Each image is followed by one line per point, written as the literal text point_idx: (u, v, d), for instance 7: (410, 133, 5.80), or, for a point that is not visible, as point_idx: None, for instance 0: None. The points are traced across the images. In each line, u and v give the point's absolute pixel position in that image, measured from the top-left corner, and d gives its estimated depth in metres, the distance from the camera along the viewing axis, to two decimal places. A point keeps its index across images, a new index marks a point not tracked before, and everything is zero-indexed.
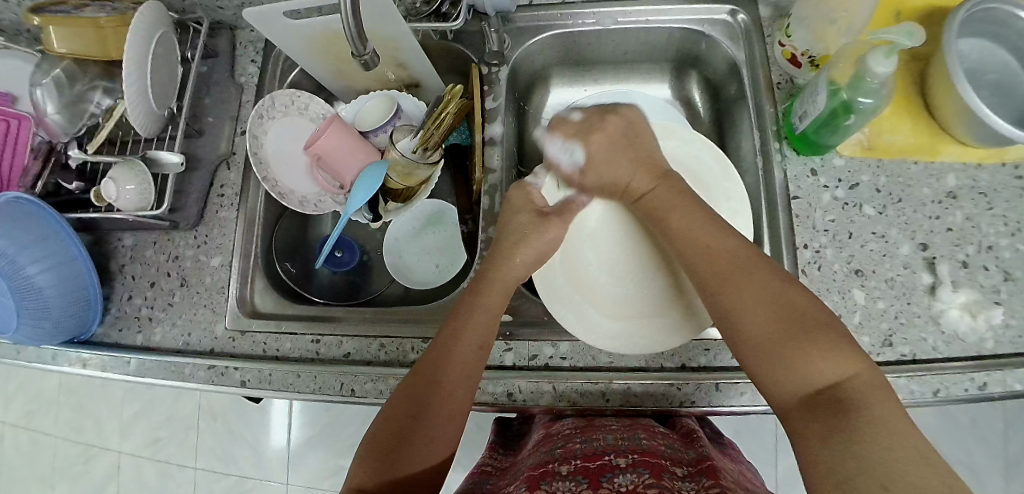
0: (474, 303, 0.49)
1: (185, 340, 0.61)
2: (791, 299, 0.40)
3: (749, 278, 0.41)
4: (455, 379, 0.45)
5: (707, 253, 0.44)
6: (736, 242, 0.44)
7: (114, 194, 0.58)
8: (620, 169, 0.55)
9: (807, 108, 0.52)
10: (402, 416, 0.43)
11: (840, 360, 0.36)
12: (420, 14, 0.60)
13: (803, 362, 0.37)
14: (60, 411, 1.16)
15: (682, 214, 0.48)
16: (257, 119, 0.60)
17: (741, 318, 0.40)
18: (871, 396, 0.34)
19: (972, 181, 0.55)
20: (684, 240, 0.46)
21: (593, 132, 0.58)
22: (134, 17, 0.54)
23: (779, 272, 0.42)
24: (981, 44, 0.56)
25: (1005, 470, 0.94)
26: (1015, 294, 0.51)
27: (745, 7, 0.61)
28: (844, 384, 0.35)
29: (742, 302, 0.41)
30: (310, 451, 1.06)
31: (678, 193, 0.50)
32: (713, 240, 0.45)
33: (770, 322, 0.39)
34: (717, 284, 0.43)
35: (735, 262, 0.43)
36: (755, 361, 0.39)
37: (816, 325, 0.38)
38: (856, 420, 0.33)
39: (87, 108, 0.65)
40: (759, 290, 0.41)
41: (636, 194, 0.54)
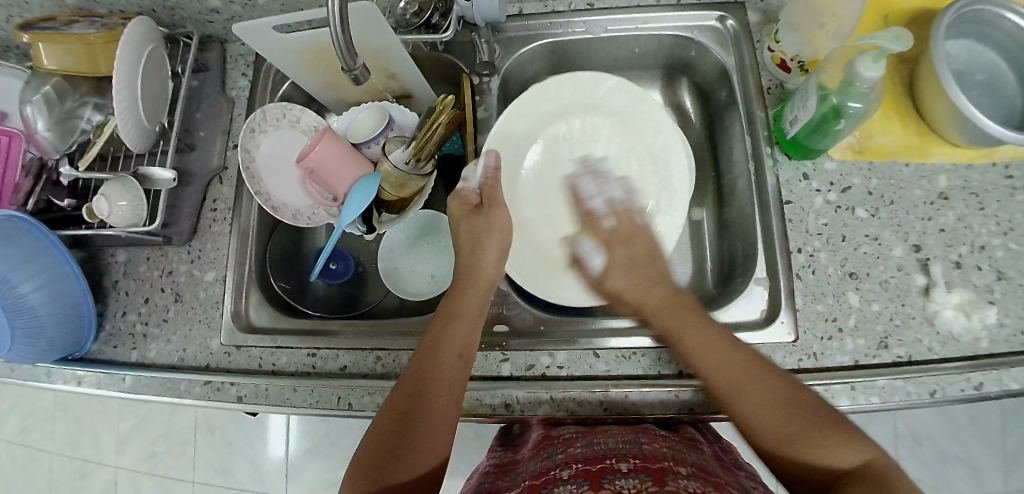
0: (456, 308, 0.51)
1: (180, 356, 0.61)
2: (799, 397, 0.42)
3: (759, 381, 0.43)
4: (445, 376, 0.46)
5: (719, 361, 0.45)
6: (741, 348, 0.46)
7: (105, 210, 0.57)
8: (635, 290, 0.52)
9: (798, 113, 0.52)
10: (390, 426, 0.44)
11: (858, 445, 0.39)
12: (410, 26, 0.60)
13: (826, 449, 0.39)
14: (56, 427, 1.15)
15: (697, 332, 0.47)
16: (248, 133, 0.60)
17: (761, 415, 0.42)
18: (894, 472, 0.37)
19: (963, 181, 0.56)
20: (702, 363, 0.46)
21: (616, 248, 0.54)
22: (124, 33, 0.54)
23: (779, 373, 0.44)
24: (970, 45, 0.57)
25: (1005, 467, 0.94)
26: (1008, 294, 0.51)
27: (733, 12, 0.61)
28: (870, 463, 0.38)
29: (759, 404, 0.42)
30: (309, 463, 1.05)
31: (690, 309, 0.49)
32: (720, 346, 0.46)
33: (789, 425, 0.41)
34: (731, 392, 0.44)
35: (745, 365, 0.44)
36: (784, 452, 0.41)
37: (825, 417, 0.41)
38: (894, 492, 0.35)
39: (79, 124, 0.65)
40: (773, 391, 0.43)
41: (650, 310, 0.51)
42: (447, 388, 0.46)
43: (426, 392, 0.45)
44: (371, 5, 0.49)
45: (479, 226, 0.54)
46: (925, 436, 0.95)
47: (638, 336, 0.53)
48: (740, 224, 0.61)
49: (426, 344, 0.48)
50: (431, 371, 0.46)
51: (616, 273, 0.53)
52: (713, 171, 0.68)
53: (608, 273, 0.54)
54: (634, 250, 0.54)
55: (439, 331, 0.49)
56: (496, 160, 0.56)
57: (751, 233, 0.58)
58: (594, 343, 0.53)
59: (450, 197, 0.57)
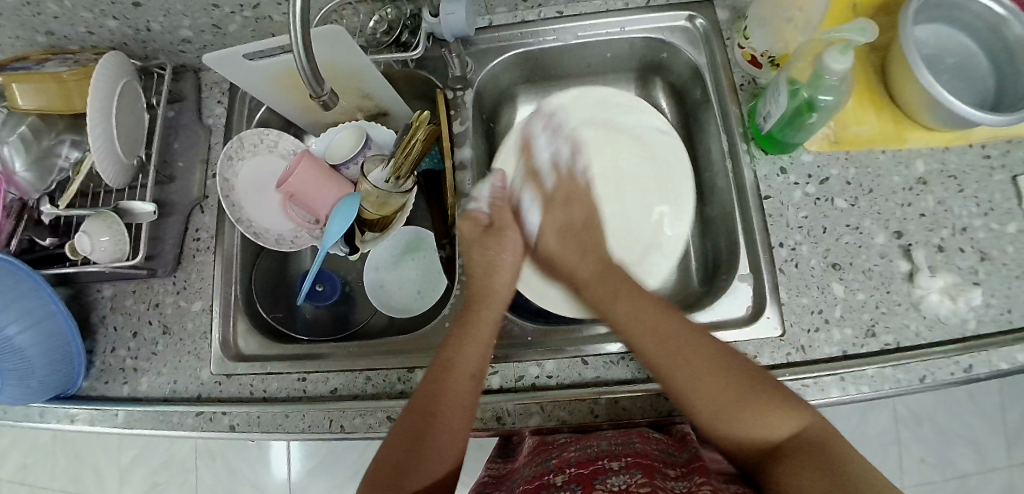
0: (467, 325, 0.50)
1: (172, 388, 0.60)
2: (742, 371, 0.43)
3: (698, 349, 0.44)
4: (459, 389, 0.46)
5: (659, 337, 0.45)
6: (675, 319, 0.46)
7: (88, 247, 0.57)
8: (569, 252, 0.54)
9: (770, 108, 0.52)
10: (404, 442, 0.44)
11: (796, 413, 0.40)
12: (380, 44, 0.61)
13: (760, 416, 0.40)
14: (56, 463, 1.15)
15: (627, 301, 0.48)
16: (227, 161, 0.61)
17: (701, 386, 0.42)
18: (824, 438, 0.39)
19: (941, 164, 0.56)
20: (636, 326, 0.46)
21: (554, 207, 0.55)
22: (95, 69, 0.54)
23: (721, 345, 0.45)
24: (937, 30, 0.57)
25: (1006, 441, 0.94)
26: (992, 274, 0.52)
27: (701, 11, 0.62)
28: (803, 432, 0.39)
29: (707, 375, 0.42)
30: (312, 484, 1.05)
31: (623, 281, 0.51)
32: (650, 314, 0.47)
33: (727, 390, 0.42)
34: (671, 363, 0.43)
35: (685, 337, 0.45)
36: (720, 420, 0.41)
37: (768, 387, 0.42)
38: (823, 457, 0.37)
39: (56, 162, 0.65)
40: (711, 367, 0.43)
41: (581, 279, 0.53)
42: (460, 407, 0.45)
43: (439, 411, 0.45)
44: (339, 29, 0.49)
45: (492, 248, 0.53)
46: (925, 417, 0.95)
47: None
48: (723, 221, 0.61)
49: (438, 362, 0.48)
50: (442, 392, 0.46)
51: (551, 233, 0.55)
52: (694, 170, 0.68)
53: (568, 204, 0.56)
54: (575, 219, 0.56)
55: (451, 349, 0.49)
56: (502, 181, 0.57)
57: (733, 230, 0.58)
58: (583, 350, 0.53)
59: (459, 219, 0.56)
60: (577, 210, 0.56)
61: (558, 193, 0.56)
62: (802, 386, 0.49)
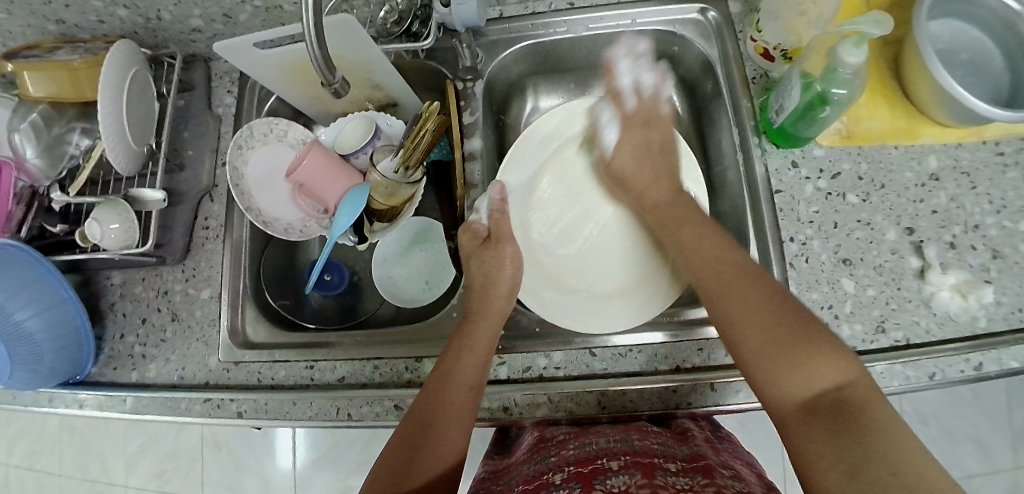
0: (466, 335, 0.50)
1: (180, 375, 0.61)
2: (794, 317, 0.42)
3: (744, 289, 0.45)
4: (456, 397, 0.46)
5: (715, 265, 0.47)
6: (737, 254, 0.48)
7: (98, 234, 0.57)
8: (639, 169, 0.58)
9: (783, 102, 0.52)
10: (397, 459, 0.45)
11: (843, 365, 0.39)
12: (391, 35, 0.61)
13: (804, 368, 0.40)
14: (64, 450, 1.16)
15: (689, 228, 0.51)
16: (236, 150, 0.61)
17: (746, 326, 0.43)
18: (868, 397, 0.37)
19: (953, 160, 0.55)
20: (689, 254, 0.50)
21: (628, 130, 0.59)
22: (106, 58, 0.54)
23: (779, 291, 0.44)
24: (954, 24, 0.56)
25: (1013, 441, 0.94)
26: (1004, 272, 0.51)
27: (714, 4, 0.61)
28: (847, 386, 0.38)
29: (750, 311, 0.44)
30: (317, 475, 1.06)
31: (689, 207, 0.54)
32: (708, 254, 0.48)
33: (771, 335, 0.42)
34: (722, 293, 0.46)
35: (736, 276, 0.46)
36: (758, 366, 0.42)
37: (819, 336, 0.41)
38: (855, 418, 0.36)
39: (67, 149, 0.65)
40: (756, 301, 0.44)
41: (651, 203, 0.56)
42: (453, 420, 0.46)
43: (433, 426, 0.46)
44: (351, 19, 0.49)
45: (490, 260, 0.55)
46: (931, 416, 0.95)
47: (635, 332, 0.53)
48: (732, 215, 0.61)
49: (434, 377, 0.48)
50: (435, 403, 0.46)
51: (625, 151, 0.59)
52: (703, 165, 0.67)
53: (618, 149, 0.59)
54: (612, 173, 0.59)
55: (450, 357, 0.49)
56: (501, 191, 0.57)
57: (743, 224, 0.58)
58: (590, 342, 0.53)
59: (460, 231, 0.58)
60: (661, 162, 0.57)
61: (618, 122, 0.59)
62: None
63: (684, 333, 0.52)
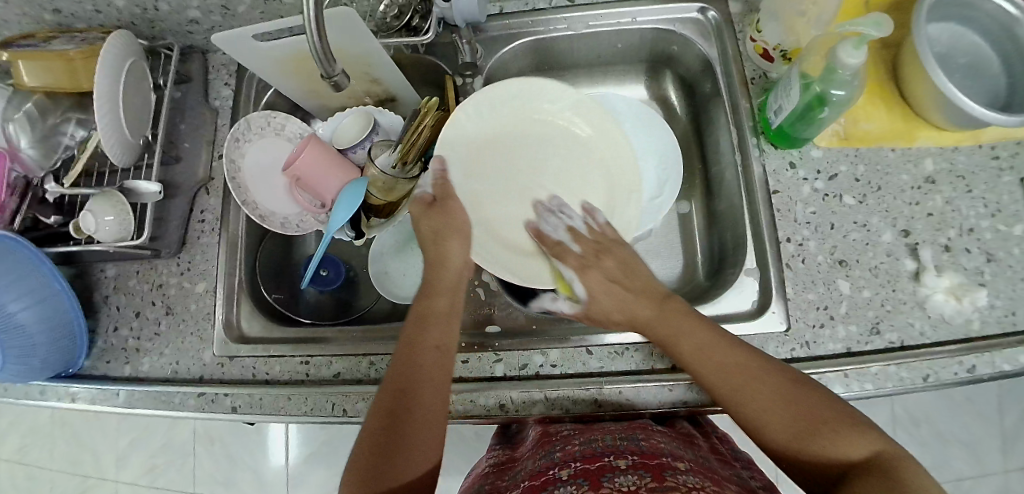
0: (427, 301, 0.49)
1: (174, 369, 0.60)
2: (811, 406, 0.39)
3: (758, 377, 0.42)
4: (428, 361, 0.45)
5: (716, 363, 0.43)
6: (738, 351, 0.43)
7: (91, 226, 0.56)
8: (629, 311, 0.49)
9: (781, 102, 0.52)
10: (376, 437, 0.42)
11: (864, 434, 0.37)
12: (391, 29, 0.60)
13: (834, 447, 0.37)
14: (55, 445, 1.15)
15: (690, 329, 0.46)
16: (233, 143, 0.60)
17: (769, 416, 0.40)
18: (897, 459, 0.35)
19: (949, 164, 0.56)
20: (698, 363, 0.44)
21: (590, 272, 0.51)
22: (102, 48, 0.53)
23: (789, 379, 0.41)
24: (952, 28, 0.57)
25: (1003, 443, 0.94)
26: (998, 275, 0.52)
27: (715, 4, 0.61)
28: (875, 453, 0.36)
29: (772, 402, 0.40)
30: (310, 470, 1.05)
31: (685, 313, 0.47)
32: (715, 348, 0.44)
33: (794, 425, 0.39)
34: (734, 397, 0.41)
35: (744, 368, 0.42)
36: (787, 449, 0.39)
37: (833, 408, 0.39)
38: (885, 475, 0.34)
39: (61, 140, 0.64)
40: (773, 390, 0.41)
41: (642, 322, 0.48)
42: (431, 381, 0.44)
43: (412, 392, 0.43)
44: (351, 12, 0.49)
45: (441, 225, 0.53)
46: (923, 418, 0.96)
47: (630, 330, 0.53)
48: (729, 215, 0.61)
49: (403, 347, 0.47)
50: (412, 368, 0.45)
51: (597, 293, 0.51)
52: (701, 165, 0.67)
53: (594, 297, 0.51)
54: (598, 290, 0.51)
55: (419, 325, 0.48)
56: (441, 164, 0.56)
57: (740, 225, 0.58)
58: (587, 340, 0.53)
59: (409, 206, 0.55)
60: (635, 287, 0.50)
61: (576, 273, 0.52)
62: None
63: None
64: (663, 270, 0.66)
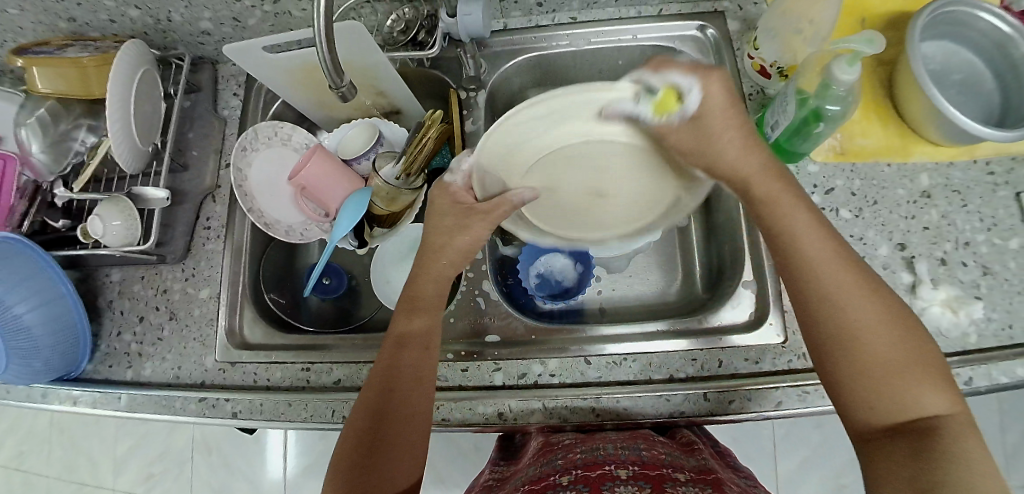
0: (414, 299, 0.49)
1: (176, 374, 0.61)
2: (908, 342, 0.36)
3: (865, 299, 0.38)
4: (412, 361, 0.46)
5: (827, 257, 0.39)
6: (852, 258, 0.40)
7: (100, 230, 0.58)
8: (734, 158, 0.45)
9: (778, 118, 0.53)
10: (358, 440, 0.42)
11: (945, 395, 0.35)
12: (397, 43, 0.62)
13: (909, 389, 0.35)
14: (53, 452, 1.15)
15: (795, 216, 0.41)
16: (241, 152, 0.62)
17: (855, 343, 0.37)
18: (967, 430, 0.33)
19: (945, 179, 0.56)
20: (797, 246, 0.41)
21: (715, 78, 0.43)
22: (115, 57, 0.55)
23: (898, 311, 0.38)
24: (946, 46, 0.58)
25: (1004, 460, 0.94)
26: (994, 288, 0.52)
27: (713, 22, 0.63)
28: (943, 417, 0.34)
29: (874, 328, 0.36)
30: (308, 480, 1.05)
31: (796, 195, 0.43)
32: (830, 253, 0.39)
33: (889, 350, 0.36)
34: (836, 297, 0.38)
35: (858, 282, 0.38)
36: (848, 385, 0.37)
37: (925, 359, 0.36)
38: (938, 440, 0.33)
39: (71, 146, 0.65)
40: (871, 315, 0.37)
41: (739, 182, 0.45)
42: (416, 387, 0.45)
43: (396, 393, 0.44)
44: (359, 26, 0.50)
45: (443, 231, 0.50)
46: None
47: (630, 341, 0.54)
48: (727, 228, 0.62)
49: (387, 349, 0.47)
50: (396, 368, 0.45)
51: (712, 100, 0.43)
52: None
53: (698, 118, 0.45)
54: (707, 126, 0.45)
55: (403, 322, 0.48)
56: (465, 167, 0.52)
57: (738, 237, 0.59)
58: (586, 350, 0.54)
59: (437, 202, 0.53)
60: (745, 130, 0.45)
61: (697, 79, 0.43)
62: (802, 393, 0.49)
63: (679, 342, 0.53)
64: (662, 281, 0.67)
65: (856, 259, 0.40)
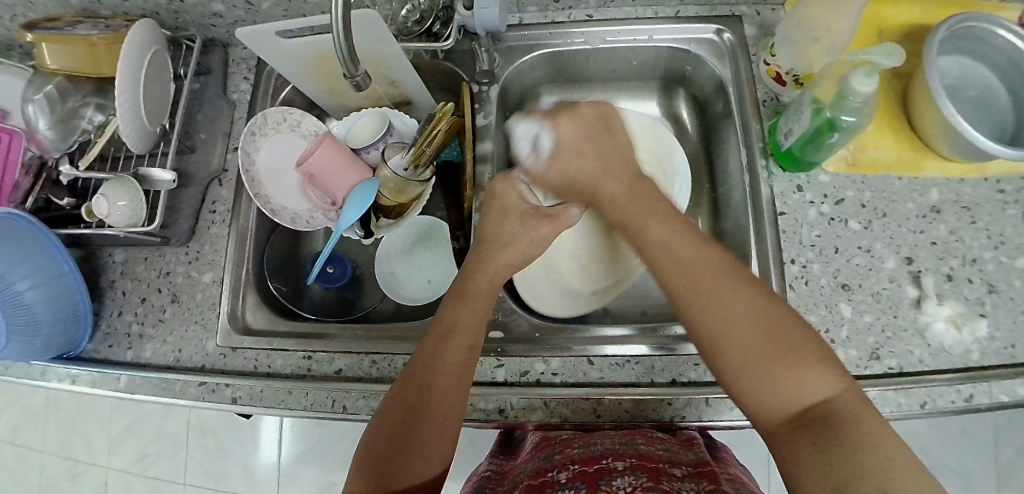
0: (464, 294, 0.49)
1: (176, 357, 0.60)
2: (773, 317, 0.39)
3: (731, 299, 0.40)
4: (453, 358, 0.45)
5: (690, 261, 0.43)
6: (711, 255, 0.43)
7: (105, 211, 0.57)
8: (591, 174, 0.54)
9: (792, 126, 0.53)
10: (401, 412, 0.43)
11: (831, 374, 0.36)
12: (411, 33, 0.62)
13: (794, 381, 0.36)
14: (47, 428, 1.15)
15: (660, 221, 0.48)
16: (249, 136, 0.61)
17: (727, 345, 0.39)
18: (858, 411, 0.34)
19: (955, 195, 0.56)
20: (666, 250, 0.45)
21: (561, 119, 0.55)
22: (126, 34, 0.54)
23: (764, 292, 0.41)
24: (963, 61, 0.57)
25: (997, 478, 0.94)
26: (999, 307, 0.52)
27: (731, 26, 0.62)
28: (831, 399, 0.35)
29: (734, 322, 0.39)
30: (302, 466, 1.05)
31: (656, 198, 0.50)
32: (702, 255, 0.43)
33: (758, 344, 0.38)
34: (700, 302, 0.41)
35: (717, 277, 0.41)
36: (738, 382, 0.38)
37: (802, 342, 0.37)
38: (840, 428, 0.33)
39: (79, 124, 0.65)
40: (740, 308, 0.39)
41: (606, 200, 0.53)
42: (456, 387, 0.44)
43: (434, 391, 0.43)
44: (375, 15, 0.49)
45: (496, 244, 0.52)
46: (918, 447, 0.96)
47: (631, 343, 0.54)
48: (735, 233, 0.62)
49: (430, 343, 0.46)
50: (435, 365, 0.44)
51: (568, 151, 0.55)
52: (708, 180, 0.68)
53: (557, 158, 0.56)
54: (568, 172, 0.56)
55: (448, 317, 0.48)
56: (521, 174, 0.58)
57: (746, 243, 0.59)
58: (588, 350, 0.53)
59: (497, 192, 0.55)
60: (609, 141, 0.56)
61: (546, 122, 0.56)
62: None
63: (681, 346, 0.52)
64: None
65: (718, 252, 0.44)
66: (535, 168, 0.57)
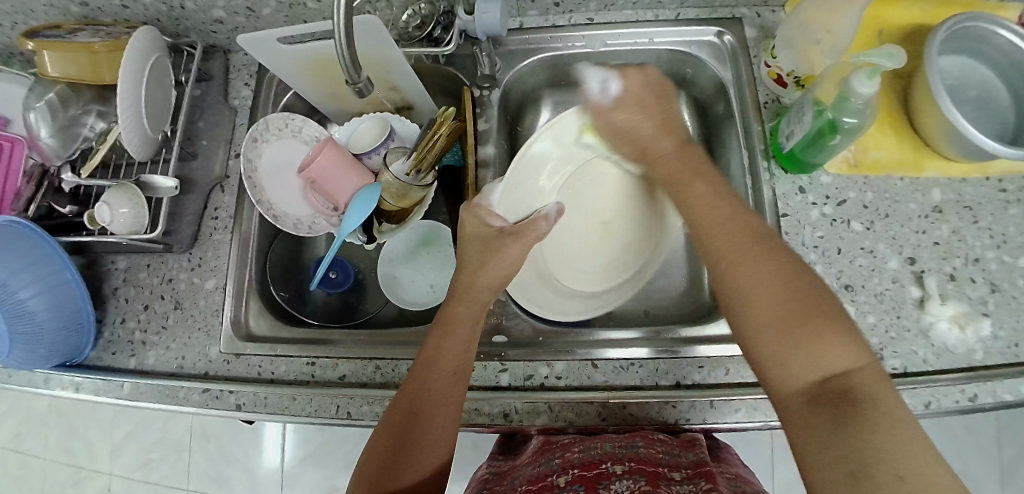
0: (448, 318, 0.49)
1: (179, 364, 0.60)
2: (806, 286, 0.39)
3: (763, 261, 0.40)
4: (439, 386, 0.45)
5: (726, 226, 0.43)
6: (754, 219, 0.43)
7: (108, 218, 0.57)
8: (647, 124, 0.51)
9: (793, 127, 0.53)
10: (389, 443, 0.43)
11: (857, 350, 0.36)
12: (412, 38, 0.62)
13: (820, 350, 0.36)
14: (49, 434, 1.14)
15: (703, 185, 0.47)
16: (251, 142, 0.61)
17: (756, 305, 0.39)
18: (880, 386, 0.34)
19: (957, 195, 0.56)
20: (703, 210, 0.45)
21: (630, 69, 0.51)
22: (128, 42, 0.54)
23: (799, 262, 0.40)
24: (963, 61, 0.57)
25: (1000, 477, 0.94)
26: (1002, 306, 0.52)
27: (731, 28, 0.63)
28: (853, 372, 0.35)
29: (766, 283, 0.39)
30: (305, 471, 1.05)
31: (700, 163, 0.49)
32: (735, 222, 0.43)
33: (786, 308, 0.38)
34: (731, 265, 0.41)
35: (750, 243, 0.41)
36: (761, 343, 0.38)
37: (834, 311, 0.37)
38: (859, 405, 0.33)
39: (81, 131, 0.65)
40: (775, 272, 0.39)
41: (656, 154, 0.51)
42: (443, 415, 0.44)
43: (422, 421, 0.43)
44: (376, 20, 0.50)
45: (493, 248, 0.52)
46: None
47: (634, 346, 0.54)
48: None
49: (416, 372, 0.46)
50: (421, 394, 0.44)
51: (628, 102, 0.51)
52: None
53: (622, 104, 0.51)
54: (614, 121, 0.52)
55: (432, 343, 0.47)
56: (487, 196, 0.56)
57: None
58: (592, 353, 0.53)
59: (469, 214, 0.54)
60: (660, 107, 0.52)
61: (615, 72, 0.52)
62: None
63: (685, 349, 0.52)
64: (667, 285, 0.66)
65: (757, 221, 0.43)
66: (599, 105, 0.52)
